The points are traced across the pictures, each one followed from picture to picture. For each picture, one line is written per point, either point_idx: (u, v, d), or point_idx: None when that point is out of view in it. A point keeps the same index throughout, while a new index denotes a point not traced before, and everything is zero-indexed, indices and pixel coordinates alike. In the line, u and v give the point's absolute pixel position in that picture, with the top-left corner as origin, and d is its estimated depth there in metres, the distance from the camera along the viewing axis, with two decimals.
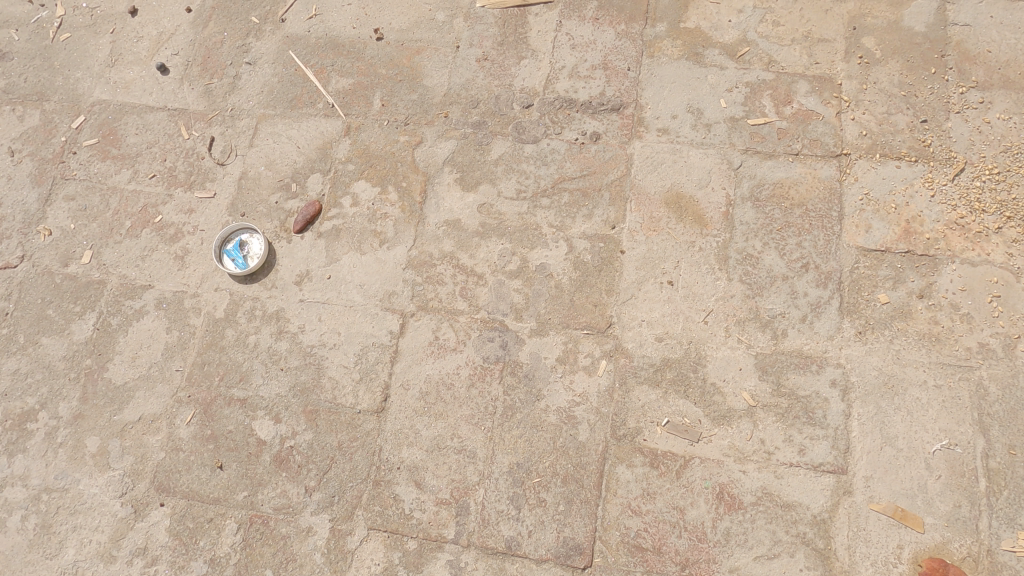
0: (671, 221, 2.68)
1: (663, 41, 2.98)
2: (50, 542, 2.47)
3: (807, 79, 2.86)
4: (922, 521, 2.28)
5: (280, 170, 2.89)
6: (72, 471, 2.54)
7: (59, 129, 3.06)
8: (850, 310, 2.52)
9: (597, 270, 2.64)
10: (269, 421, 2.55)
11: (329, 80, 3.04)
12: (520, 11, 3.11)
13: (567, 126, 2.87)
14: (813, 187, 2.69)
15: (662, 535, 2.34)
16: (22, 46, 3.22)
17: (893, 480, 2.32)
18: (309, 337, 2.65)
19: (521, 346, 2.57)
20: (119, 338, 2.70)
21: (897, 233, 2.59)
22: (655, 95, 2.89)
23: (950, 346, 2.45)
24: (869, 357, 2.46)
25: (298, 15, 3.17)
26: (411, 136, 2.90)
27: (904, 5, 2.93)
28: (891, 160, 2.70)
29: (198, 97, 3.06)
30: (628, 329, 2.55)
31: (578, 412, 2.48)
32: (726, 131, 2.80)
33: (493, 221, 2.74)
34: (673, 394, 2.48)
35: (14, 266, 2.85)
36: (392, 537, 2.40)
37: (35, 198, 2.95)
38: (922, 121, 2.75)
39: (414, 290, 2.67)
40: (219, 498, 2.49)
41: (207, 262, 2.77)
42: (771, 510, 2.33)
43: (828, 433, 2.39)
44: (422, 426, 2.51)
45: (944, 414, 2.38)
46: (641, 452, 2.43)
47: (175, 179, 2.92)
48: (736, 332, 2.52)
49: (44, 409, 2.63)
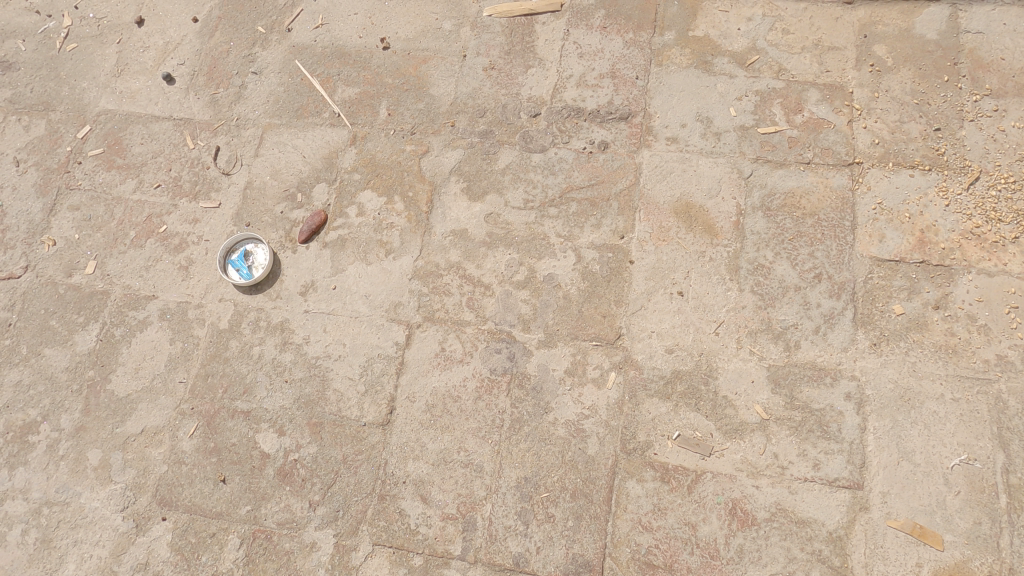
0: (681, 230, 2.64)
1: (671, 49, 2.95)
2: (50, 557, 2.44)
3: (817, 87, 2.82)
4: (941, 539, 2.22)
5: (286, 180, 2.86)
6: (73, 485, 2.50)
7: (64, 139, 3.05)
8: (864, 321, 2.47)
9: (606, 281, 2.60)
10: (273, 434, 2.51)
11: (335, 89, 3.02)
12: (528, 20, 3.09)
13: (575, 135, 2.84)
14: (825, 197, 2.65)
15: (674, 552, 2.29)
16: (29, 56, 3.22)
17: (910, 496, 2.26)
18: (314, 349, 2.61)
19: (529, 357, 2.53)
20: (122, 350, 2.67)
21: (911, 243, 2.55)
22: (663, 103, 2.86)
23: (968, 358, 2.40)
24: (884, 369, 2.40)
25: (304, 24, 3.16)
26: (417, 146, 2.87)
27: (915, 13, 2.91)
28: (904, 169, 2.66)
29: (204, 107, 3.04)
30: (637, 341, 2.51)
31: (587, 425, 2.43)
32: (736, 140, 2.76)
33: (500, 231, 2.71)
34: (684, 407, 2.43)
35: (18, 276, 2.83)
36: (397, 553, 2.35)
37: (40, 208, 2.93)
38: (935, 129, 2.71)
39: (420, 301, 2.64)
40: (221, 512, 2.45)
41: (211, 273, 2.75)
42: (785, 527, 2.27)
43: (842, 448, 2.34)
44: (428, 439, 2.47)
45: (962, 428, 2.33)
46: (652, 467, 2.38)
47: (180, 189, 2.90)
48: (748, 343, 2.48)
49: (46, 421, 2.60)
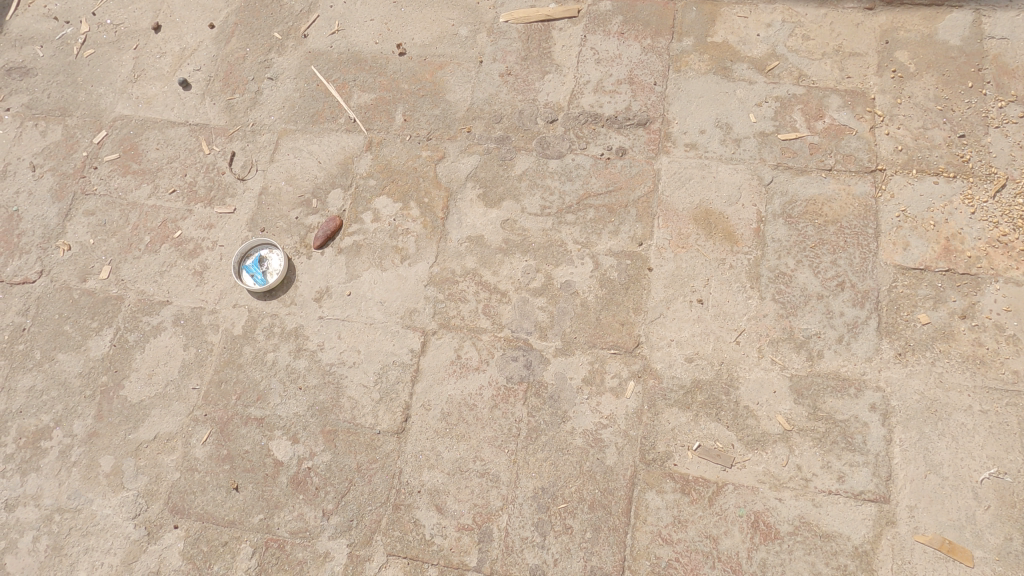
0: (700, 237, 2.60)
1: (690, 55, 2.92)
2: (61, 564, 2.41)
3: (839, 93, 2.79)
4: (971, 554, 2.16)
5: (301, 186, 2.85)
6: (86, 491, 2.48)
7: (80, 144, 3.05)
8: (889, 330, 2.42)
9: (625, 288, 2.56)
10: (286, 441, 2.48)
11: (351, 95, 3.01)
12: (544, 26, 3.07)
13: (593, 141, 2.81)
14: (847, 204, 2.60)
15: (695, 566, 2.24)
16: (47, 62, 3.23)
17: (938, 510, 2.20)
18: (328, 355, 2.58)
19: (546, 365, 2.49)
20: (135, 355, 2.65)
21: (937, 251, 2.50)
22: (682, 109, 2.83)
23: (996, 369, 2.34)
24: (910, 380, 2.35)
25: (320, 30, 3.16)
26: (432, 151, 2.85)
27: (938, 20, 2.87)
28: (928, 176, 2.62)
29: (219, 112, 3.04)
30: (656, 349, 2.47)
31: (605, 435, 2.39)
32: (756, 146, 2.73)
33: (516, 237, 2.68)
34: (704, 417, 2.38)
35: (32, 281, 2.82)
36: (412, 564, 2.31)
37: (55, 213, 2.93)
38: (960, 136, 2.67)
39: (436, 308, 2.61)
40: (234, 520, 2.41)
41: (226, 278, 2.73)
42: (809, 541, 2.22)
43: (868, 460, 2.28)
44: (443, 448, 2.43)
45: (992, 441, 2.27)
46: (672, 478, 2.33)
47: (195, 194, 2.89)
48: (770, 352, 2.43)
49: (59, 427, 2.58)
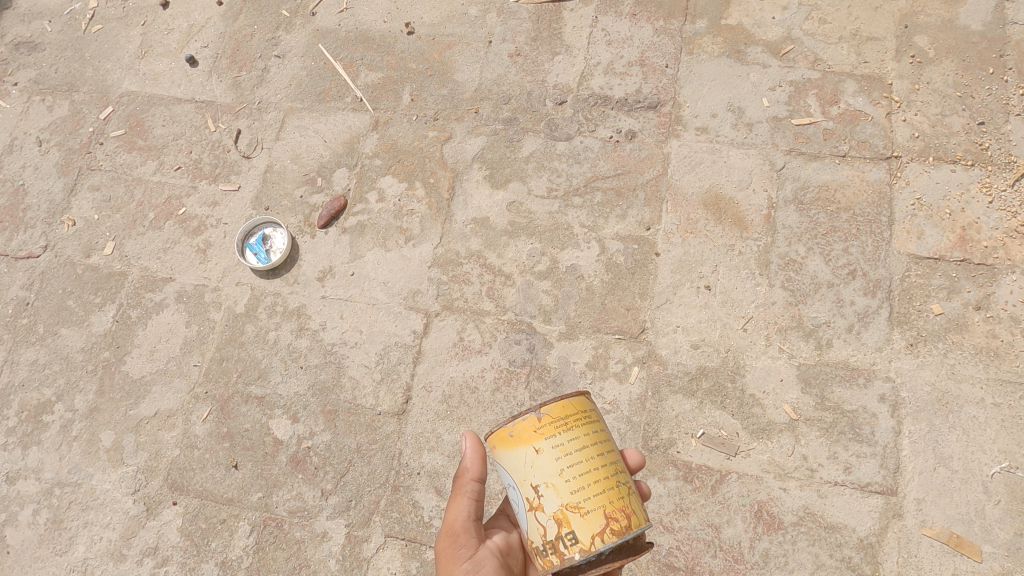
0: (709, 223, 2.56)
1: (703, 37, 2.87)
2: (60, 537, 2.41)
3: (855, 78, 2.72)
4: (979, 549, 2.11)
5: (306, 165, 2.82)
6: (86, 466, 2.48)
7: (87, 119, 3.04)
8: (900, 320, 2.37)
9: (631, 273, 2.52)
10: (287, 420, 2.47)
11: (358, 74, 2.98)
12: (555, 6, 3.02)
13: (602, 124, 2.76)
14: (860, 191, 2.55)
15: (696, 554, 2.20)
16: (55, 37, 3.22)
17: (947, 504, 2.16)
18: (330, 335, 2.56)
19: (549, 349, 2.46)
20: (137, 331, 2.64)
21: (952, 241, 2.44)
22: (693, 93, 2.78)
23: (1010, 361, 2.28)
24: (921, 372, 2.30)
25: (329, 8, 3.13)
26: (439, 132, 2.82)
27: (959, 4, 2.80)
28: (945, 164, 2.55)
29: (226, 90, 3.02)
30: (662, 335, 2.43)
31: (608, 421, 2.36)
32: (769, 131, 2.67)
33: (522, 220, 2.64)
34: (709, 405, 2.34)
35: (37, 255, 2.81)
36: (409, 546, 2.29)
37: (61, 187, 2.92)
38: (979, 123, 2.60)
39: (439, 289, 2.58)
40: (233, 498, 2.40)
41: (229, 256, 2.71)
42: (813, 532, 2.18)
43: (876, 451, 2.23)
44: (444, 429, 2.40)
45: (1004, 435, 2.21)
46: (674, 465, 2.30)
47: (200, 171, 2.87)
48: (778, 340, 2.38)
49: (61, 401, 2.58)
